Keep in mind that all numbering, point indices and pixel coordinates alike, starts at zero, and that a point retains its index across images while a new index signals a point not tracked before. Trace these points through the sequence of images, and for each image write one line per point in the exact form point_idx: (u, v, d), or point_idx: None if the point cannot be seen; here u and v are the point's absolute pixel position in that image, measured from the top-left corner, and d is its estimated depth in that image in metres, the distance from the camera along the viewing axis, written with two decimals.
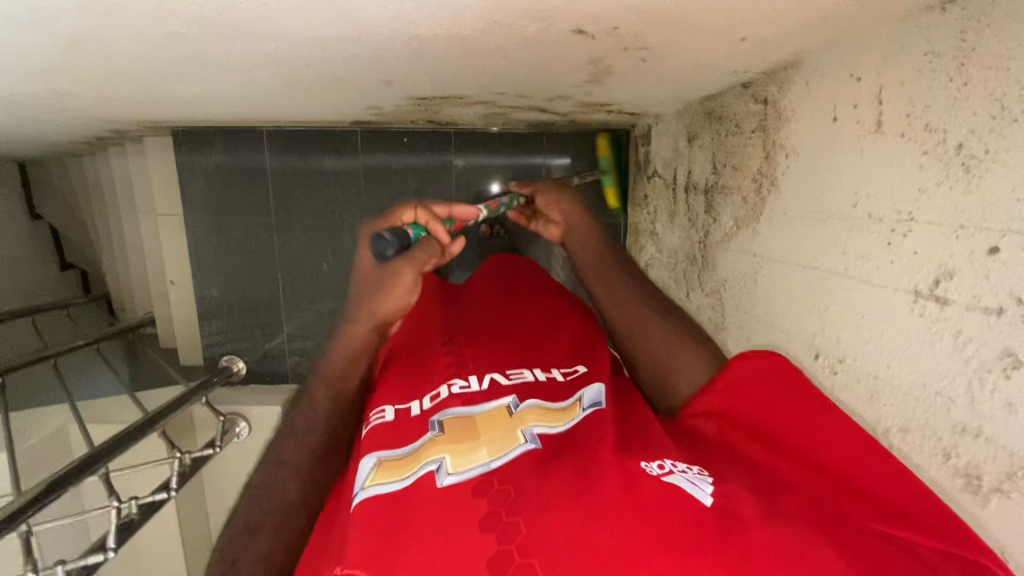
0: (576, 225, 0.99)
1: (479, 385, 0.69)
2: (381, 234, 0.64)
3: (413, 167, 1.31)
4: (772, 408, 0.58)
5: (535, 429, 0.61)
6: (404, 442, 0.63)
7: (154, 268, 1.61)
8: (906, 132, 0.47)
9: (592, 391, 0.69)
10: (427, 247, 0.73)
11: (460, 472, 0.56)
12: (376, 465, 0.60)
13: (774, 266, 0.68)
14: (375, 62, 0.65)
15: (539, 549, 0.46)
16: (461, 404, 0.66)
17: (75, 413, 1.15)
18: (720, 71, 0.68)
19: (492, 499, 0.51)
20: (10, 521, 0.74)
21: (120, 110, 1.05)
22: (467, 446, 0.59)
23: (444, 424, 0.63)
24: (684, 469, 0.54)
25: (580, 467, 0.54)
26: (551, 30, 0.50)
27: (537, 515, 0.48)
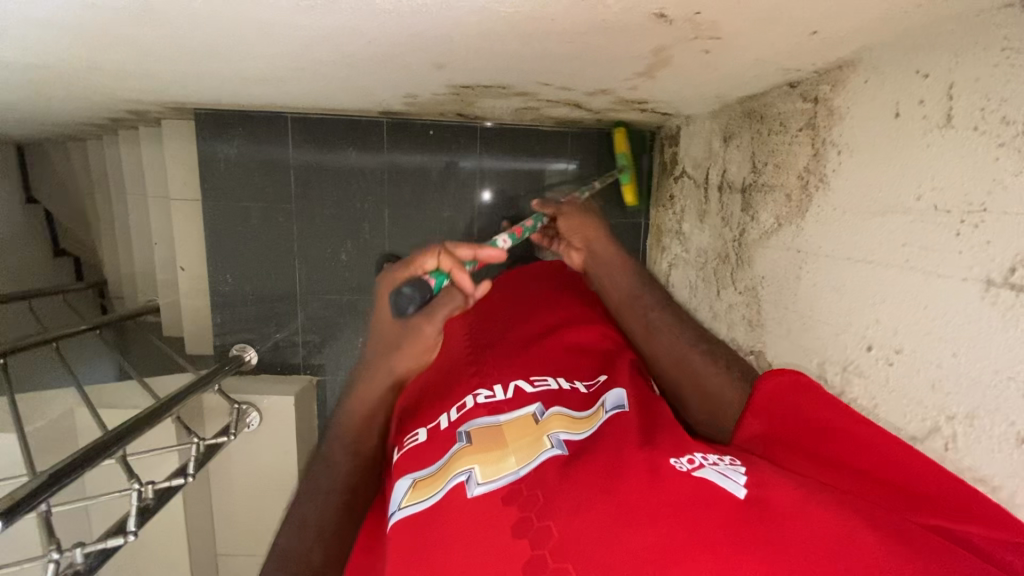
0: (600, 251, 1.00)
1: (505, 394, 0.69)
2: (400, 289, 0.68)
3: (416, 166, 1.32)
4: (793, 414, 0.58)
5: (561, 436, 0.62)
6: (433, 458, 0.62)
7: (163, 254, 1.58)
8: (979, 125, 0.48)
9: (615, 395, 0.70)
10: (450, 301, 0.69)
11: (491, 482, 0.56)
12: (411, 485, 0.61)
13: (820, 261, 0.69)
14: (437, 41, 0.65)
15: (572, 554, 0.46)
16: (487, 413, 0.65)
17: (85, 397, 1.11)
18: (773, 68, 0.69)
19: (523, 505, 0.52)
20: (29, 501, 0.72)
21: (151, 88, 1.04)
22: (497, 455, 0.59)
23: (472, 434, 0.62)
24: (715, 461, 0.55)
25: (609, 467, 0.53)
26: (633, 11, 0.51)
27: (567, 520, 0.49)
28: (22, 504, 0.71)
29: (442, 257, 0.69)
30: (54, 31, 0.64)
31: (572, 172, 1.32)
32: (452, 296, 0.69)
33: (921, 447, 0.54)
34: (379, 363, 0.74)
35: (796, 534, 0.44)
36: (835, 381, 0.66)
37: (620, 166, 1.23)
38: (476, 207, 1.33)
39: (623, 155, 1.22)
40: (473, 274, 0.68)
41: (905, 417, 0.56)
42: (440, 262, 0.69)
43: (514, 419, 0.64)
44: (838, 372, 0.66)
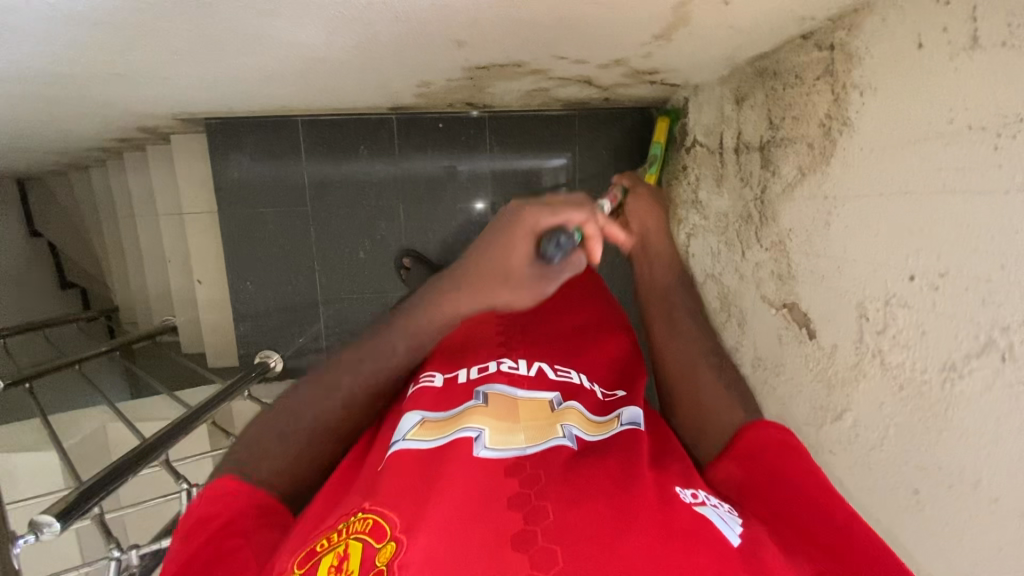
0: (654, 242, 0.90)
1: (528, 370, 0.69)
2: (557, 238, 0.63)
3: (419, 170, 1.33)
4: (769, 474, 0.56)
5: (573, 428, 0.61)
6: (448, 406, 0.63)
7: (177, 270, 1.59)
8: (1008, 40, 0.49)
9: (633, 411, 0.67)
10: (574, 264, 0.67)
11: (497, 449, 0.55)
12: (419, 422, 0.60)
13: (851, 202, 0.71)
14: (462, 15, 0.67)
15: (564, 540, 0.42)
16: (506, 382, 0.66)
17: (117, 410, 1.11)
18: (788, 18, 0.71)
19: (525, 482, 0.50)
20: (80, 506, 0.71)
21: (167, 97, 1.05)
22: (509, 428, 0.58)
23: (489, 397, 0.63)
24: (716, 505, 0.52)
25: (619, 472, 0.52)
26: None
27: (566, 508, 0.46)
28: (73, 509, 0.70)
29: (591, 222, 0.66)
30: (89, 30, 0.65)
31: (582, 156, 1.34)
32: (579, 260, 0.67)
33: (975, 364, 0.55)
34: (481, 292, 0.68)
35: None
36: (878, 317, 0.67)
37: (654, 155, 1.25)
38: (471, 215, 1.35)
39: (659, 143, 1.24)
40: (602, 246, 0.67)
41: (956, 338, 0.57)
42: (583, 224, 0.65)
43: (531, 397, 0.64)
44: (880, 308, 0.67)
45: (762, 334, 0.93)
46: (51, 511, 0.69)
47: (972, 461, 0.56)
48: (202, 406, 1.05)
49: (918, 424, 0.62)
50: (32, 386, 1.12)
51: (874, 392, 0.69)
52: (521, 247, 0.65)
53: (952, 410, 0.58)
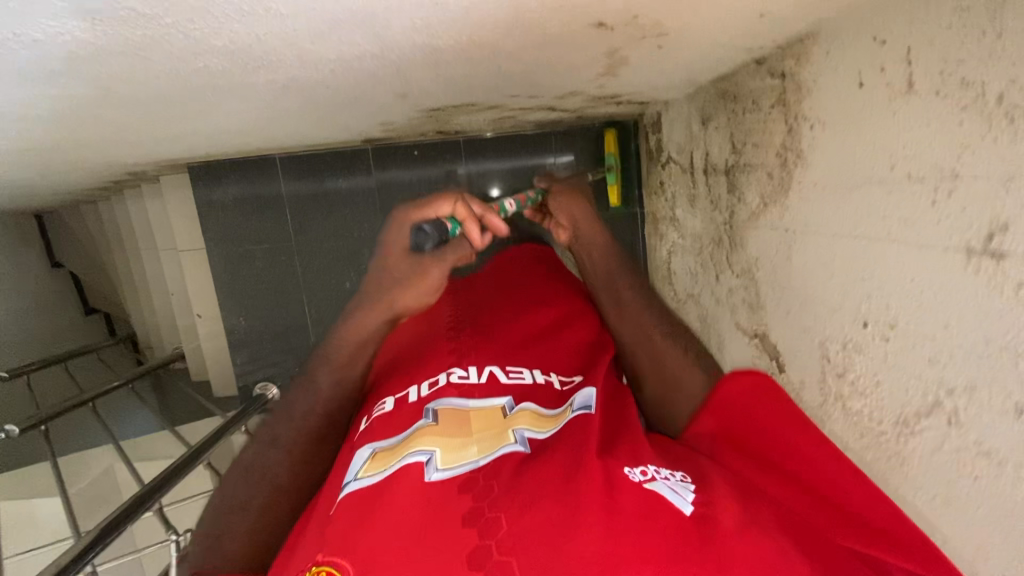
0: (583, 230, 1.01)
1: (479, 377, 0.70)
2: (423, 229, 0.70)
3: (423, 179, 1.33)
4: (749, 418, 0.64)
5: (526, 432, 0.62)
6: (398, 429, 0.63)
7: (179, 303, 1.64)
8: (940, 90, 0.46)
9: (584, 395, 0.69)
10: (459, 247, 0.77)
11: (450, 467, 0.56)
12: (370, 456, 0.60)
13: (810, 238, 0.68)
14: (394, 78, 0.66)
15: (518, 550, 0.45)
16: (458, 394, 0.66)
17: (120, 452, 1.15)
18: (736, 49, 0.67)
19: (477, 496, 0.51)
20: (75, 564, 0.75)
21: (138, 152, 1.06)
22: (460, 443, 0.59)
23: (440, 414, 0.63)
24: (667, 476, 0.56)
25: (568, 469, 0.53)
26: (571, 25, 0.51)
27: (519, 516, 0.48)
28: (67, 569, 0.74)
29: (457, 206, 0.73)
30: (37, 120, 0.66)
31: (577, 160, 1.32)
32: (462, 245, 0.76)
33: (925, 424, 0.53)
34: (383, 294, 0.77)
35: (738, 553, 0.45)
36: (838, 360, 0.65)
37: (609, 166, 1.28)
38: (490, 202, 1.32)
39: (612, 154, 1.28)
40: (481, 232, 0.73)
41: (907, 393, 0.55)
42: (454, 211, 0.73)
43: (484, 405, 0.64)
44: (839, 351, 0.65)
45: (735, 360, 0.91)
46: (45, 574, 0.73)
47: (928, 521, 0.54)
48: (193, 452, 1.07)
49: (878, 474, 0.60)
50: (45, 430, 1.19)
51: (838, 436, 0.67)
52: (402, 240, 0.75)
53: (907, 465, 0.56)
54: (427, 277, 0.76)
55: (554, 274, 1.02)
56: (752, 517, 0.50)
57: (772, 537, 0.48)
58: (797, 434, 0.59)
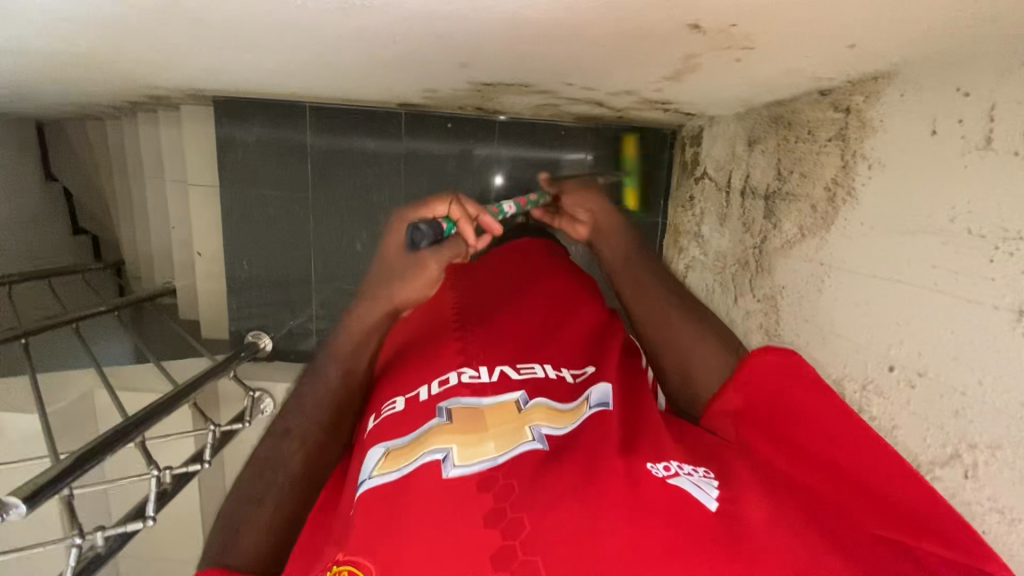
0: (602, 221, 0.98)
1: (489, 376, 0.67)
2: (417, 225, 0.61)
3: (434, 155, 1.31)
4: (776, 394, 0.66)
5: (542, 429, 0.61)
6: (412, 428, 0.61)
7: (179, 238, 1.59)
8: (1020, 151, 0.47)
9: (600, 391, 0.69)
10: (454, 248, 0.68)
11: (468, 465, 0.54)
12: (384, 455, 0.59)
13: (846, 276, 0.68)
14: (465, 44, 0.65)
15: (542, 547, 0.46)
16: (470, 393, 0.64)
17: (104, 379, 1.12)
18: (806, 77, 0.67)
19: (498, 494, 0.51)
20: (50, 487, 0.73)
21: (171, 76, 1.03)
22: (476, 438, 0.57)
23: (454, 413, 0.61)
24: (689, 472, 0.57)
25: (587, 467, 0.54)
26: (667, 21, 0.50)
27: (542, 514, 0.48)
28: (41, 491, 0.71)
29: (453, 206, 0.68)
30: (88, 24, 0.63)
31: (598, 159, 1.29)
32: (455, 245, 0.68)
33: (937, 473, 0.54)
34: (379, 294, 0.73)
35: (766, 549, 0.47)
36: (854, 398, 0.66)
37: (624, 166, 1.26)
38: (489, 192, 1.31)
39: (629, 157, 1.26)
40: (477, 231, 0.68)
41: (924, 441, 0.56)
42: (449, 212, 0.68)
43: (498, 402, 0.62)
44: (856, 390, 0.66)
45: None
46: (21, 492, 0.70)
47: None
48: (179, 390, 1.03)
49: None
50: (26, 344, 1.15)
51: None
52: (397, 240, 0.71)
53: None
54: (422, 273, 0.69)
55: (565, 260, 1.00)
56: (774, 511, 0.53)
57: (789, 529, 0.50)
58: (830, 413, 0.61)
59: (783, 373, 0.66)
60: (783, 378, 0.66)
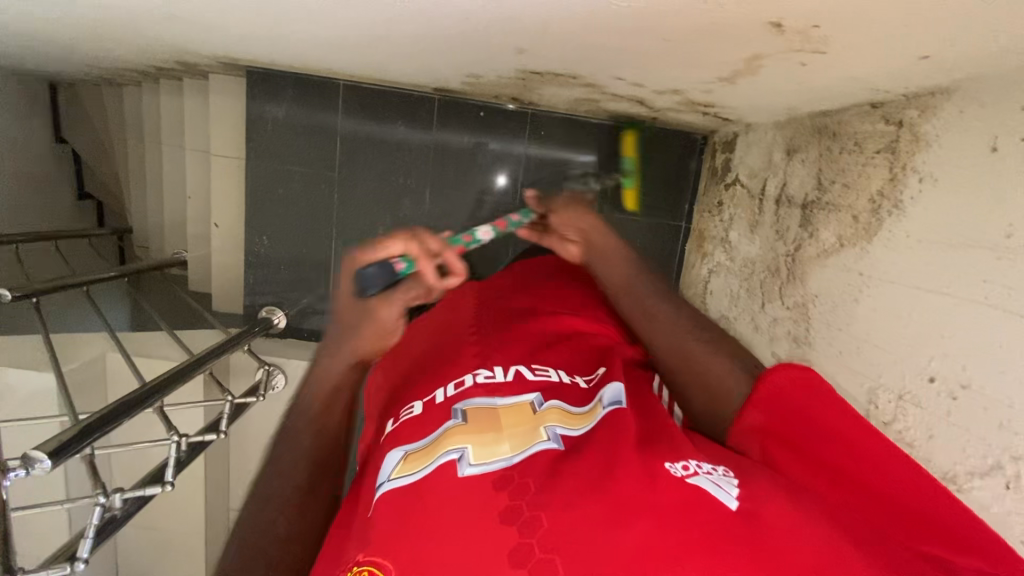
0: (598, 242, 0.90)
1: (505, 376, 0.66)
2: (366, 267, 0.61)
3: (442, 147, 1.30)
4: (793, 409, 0.60)
5: (557, 429, 0.59)
6: (427, 430, 0.59)
7: (195, 208, 1.58)
8: None
9: (613, 390, 0.66)
10: (411, 289, 0.64)
11: (482, 464, 0.53)
12: (402, 458, 0.57)
13: (886, 287, 0.69)
14: (529, 26, 0.64)
15: (562, 548, 0.45)
16: (484, 394, 0.62)
17: (120, 344, 1.10)
18: (862, 87, 0.68)
19: (514, 492, 0.50)
20: (73, 445, 0.71)
21: (210, 41, 1.02)
22: (491, 438, 0.56)
23: (468, 413, 0.59)
24: (709, 470, 0.54)
25: (604, 465, 0.52)
26: (748, 17, 0.50)
27: (561, 511, 0.47)
28: (64, 448, 0.70)
29: (408, 241, 0.62)
30: None
31: (626, 162, 1.29)
32: (411, 288, 0.64)
33: (977, 483, 0.55)
34: (337, 343, 0.68)
35: (789, 549, 0.44)
36: (888, 409, 0.67)
37: (625, 169, 1.26)
38: (490, 191, 1.32)
39: (631, 158, 1.26)
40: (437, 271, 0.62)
41: (964, 453, 0.57)
42: (407, 249, 0.61)
43: (511, 403, 0.60)
44: (892, 400, 0.66)
45: None
46: (45, 447, 0.69)
47: None
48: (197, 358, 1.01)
49: None
50: (37, 304, 1.14)
51: None
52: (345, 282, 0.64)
53: None
54: (378, 319, 0.65)
55: (563, 280, 0.97)
56: (796, 509, 0.49)
57: (817, 527, 0.47)
58: (849, 428, 0.56)
59: (801, 387, 0.60)
60: (801, 395, 0.60)
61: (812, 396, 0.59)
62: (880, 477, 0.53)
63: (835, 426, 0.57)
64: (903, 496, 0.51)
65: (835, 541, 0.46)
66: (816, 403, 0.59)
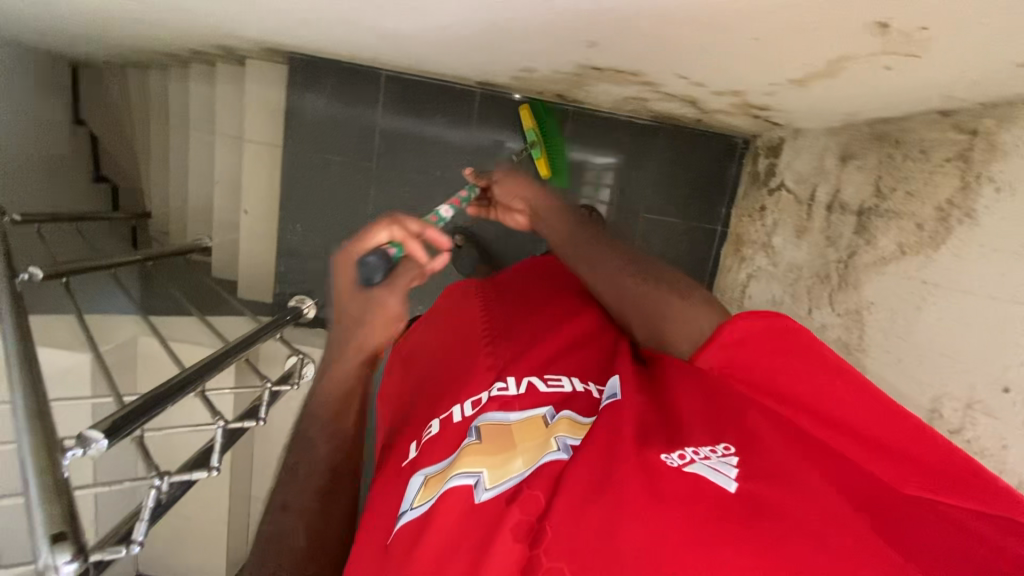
0: (538, 204, 0.89)
1: (518, 388, 0.59)
2: (365, 258, 0.57)
3: (466, 146, 1.29)
4: (762, 358, 0.57)
5: (567, 440, 0.53)
6: (445, 451, 0.54)
7: (224, 194, 1.57)
8: None
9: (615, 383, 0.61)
10: (407, 271, 0.58)
11: (499, 485, 0.48)
12: (422, 484, 0.52)
13: (955, 296, 0.69)
14: (611, 20, 0.64)
15: (569, 550, 0.41)
16: (498, 407, 0.56)
17: (155, 330, 1.07)
18: (937, 94, 0.68)
19: (526, 507, 0.45)
20: (123, 428, 0.69)
21: (261, 26, 1.01)
22: (502, 456, 0.50)
23: (482, 429, 0.53)
24: (706, 454, 0.50)
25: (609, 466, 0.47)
26: (853, 19, 0.50)
27: (566, 514, 0.43)
28: (115, 430, 0.68)
29: (394, 227, 0.59)
30: None
31: (666, 163, 1.29)
32: (408, 267, 0.58)
33: None
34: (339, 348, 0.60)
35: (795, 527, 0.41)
36: (955, 418, 0.67)
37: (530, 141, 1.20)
38: None
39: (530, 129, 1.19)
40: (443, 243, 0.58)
41: None
42: (393, 234, 0.59)
43: (524, 417, 0.55)
44: (959, 409, 0.66)
45: None
46: (98, 428, 0.67)
47: None
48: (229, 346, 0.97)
49: None
50: (68, 284, 1.12)
51: None
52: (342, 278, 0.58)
53: None
54: (382, 308, 0.57)
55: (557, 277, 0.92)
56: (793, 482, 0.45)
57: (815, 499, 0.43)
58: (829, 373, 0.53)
59: (769, 335, 0.56)
60: (773, 343, 0.56)
61: (782, 344, 0.55)
62: (863, 422, 0.50)
63: (813, 374, 0.53)
64: (895, 444, 0.48)
65: (841, 512, 0.43)
66: (794, 356, 0.55)
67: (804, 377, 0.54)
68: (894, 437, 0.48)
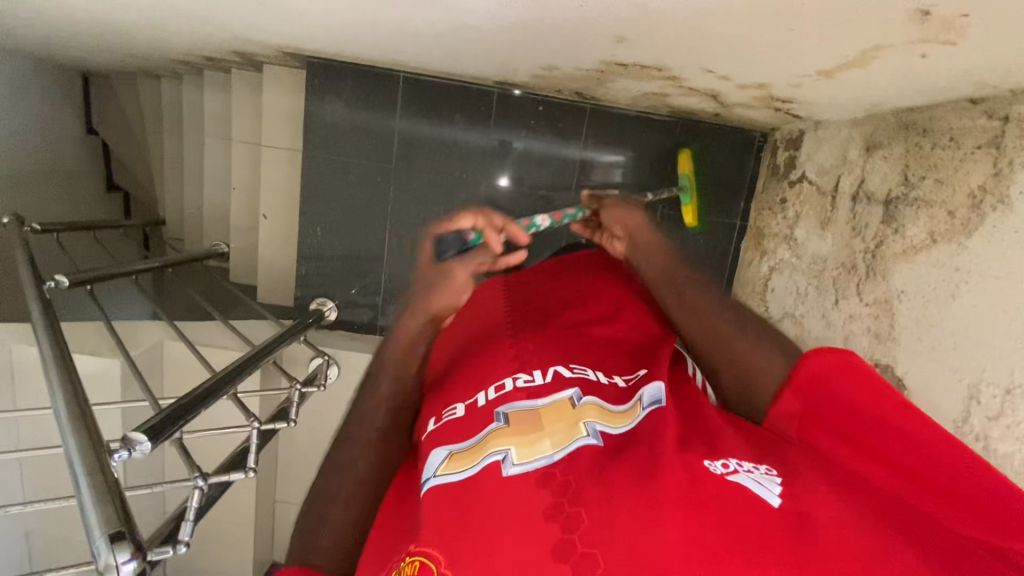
0: (640, 238, 0.84)
1: (544, 376, 0.54)
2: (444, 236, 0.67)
3: (470, 145, 1.30)
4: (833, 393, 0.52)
5: (596, 426, 0.49)
6: (471, 428, 0.51)
7: (241, 199, 1.58)
8: None
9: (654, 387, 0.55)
10: (480, 256, 0.67)
11: (527, 463, 0.45)
12: (446, 457, 0.49)
13: (990, 282, 0.69)
14: (641, 14, 0.65)
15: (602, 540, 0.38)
16: (526, 394, 0.52)
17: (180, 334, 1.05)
18: (968, 81, 0.68)
19: (555, 491, 0.43)
20: (163, 429, 0.70)
21: (282, 30, 1.02)
22: (531, 435, 0.48)
23: (512, 415, 0.50)
24: (750, 467, 0.46)
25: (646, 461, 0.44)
26: (892, 7, 0.51)
27: (596, 505, 0.41)
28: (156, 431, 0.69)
29: (477, 215, 0.68)
30: None
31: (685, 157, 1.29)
32: (482, 252, 0.67)
33: None
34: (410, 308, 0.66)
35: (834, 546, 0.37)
36: (993, 403, 0.66)
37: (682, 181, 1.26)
38: (495, 190, 1.31)
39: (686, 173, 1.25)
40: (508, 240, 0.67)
41: None
42: (477, 222, 0.68)
43: (553, 401, 0.51)
44: (998, 394, 0.66)
45: None
46: (141, 429, 0.68)
47: None
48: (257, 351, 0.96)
49: None
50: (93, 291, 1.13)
51: None
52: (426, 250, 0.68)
53: None
54: (452, 280, 0.65)
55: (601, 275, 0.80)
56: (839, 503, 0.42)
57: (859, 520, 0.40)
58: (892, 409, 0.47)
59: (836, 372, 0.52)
60: (842, 380, 0.51)
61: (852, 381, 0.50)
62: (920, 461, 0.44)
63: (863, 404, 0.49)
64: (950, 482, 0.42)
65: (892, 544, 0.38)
66: (856, 388, 0.50)
67: (865, 415, 0.49)
68: (943, 472, 0.43)
